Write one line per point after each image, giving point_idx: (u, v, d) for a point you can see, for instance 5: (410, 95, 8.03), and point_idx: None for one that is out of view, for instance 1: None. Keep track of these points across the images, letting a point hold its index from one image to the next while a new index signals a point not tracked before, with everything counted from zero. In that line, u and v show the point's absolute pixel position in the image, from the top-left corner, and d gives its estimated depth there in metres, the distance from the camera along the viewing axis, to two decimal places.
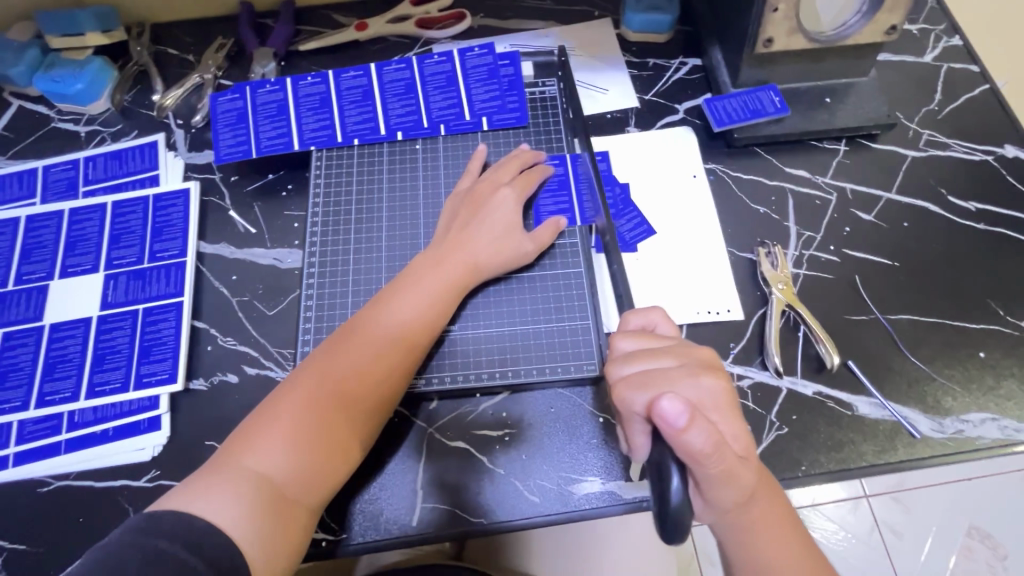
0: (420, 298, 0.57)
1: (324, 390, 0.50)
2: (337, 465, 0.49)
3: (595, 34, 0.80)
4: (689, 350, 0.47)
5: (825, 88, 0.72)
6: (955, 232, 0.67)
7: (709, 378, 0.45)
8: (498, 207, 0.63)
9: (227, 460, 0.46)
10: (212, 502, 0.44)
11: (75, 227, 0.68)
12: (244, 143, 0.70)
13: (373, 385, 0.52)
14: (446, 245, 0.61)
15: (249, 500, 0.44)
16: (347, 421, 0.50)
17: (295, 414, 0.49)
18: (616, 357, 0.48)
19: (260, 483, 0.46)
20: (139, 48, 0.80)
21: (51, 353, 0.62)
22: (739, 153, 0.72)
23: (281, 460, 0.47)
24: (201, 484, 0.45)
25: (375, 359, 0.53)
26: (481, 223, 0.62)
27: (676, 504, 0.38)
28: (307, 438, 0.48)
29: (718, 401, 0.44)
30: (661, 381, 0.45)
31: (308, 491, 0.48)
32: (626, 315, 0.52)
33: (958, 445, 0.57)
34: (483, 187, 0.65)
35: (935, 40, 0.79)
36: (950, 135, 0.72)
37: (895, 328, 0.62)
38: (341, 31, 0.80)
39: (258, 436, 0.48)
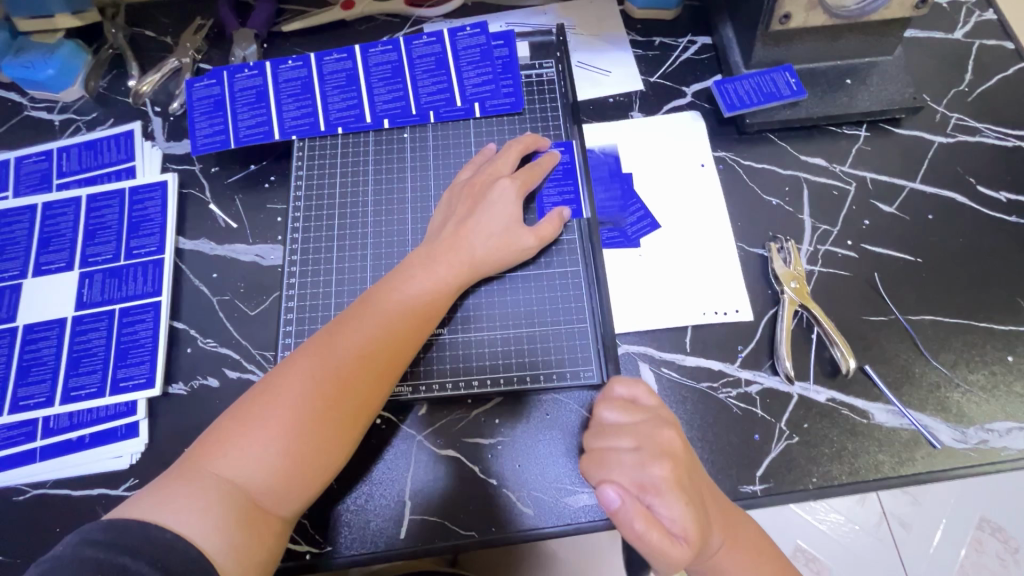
0: (409, 298, 0.53)
1: (303, 395, 0.47)
2: (316, 478, 0.46)
3: (597, 10, 0.74)
4: (652, 432, 0.46)
5: (846, 69, 0.67)
6: (984, 225, 0.62)
7: (659, 466, 0.43)
8: (496, 201, 0.58)
9: (197, 466, 0.44)
10: (180, 513, 0.41)
11: (50, 222, 0.65)
12: (222, 132, 0.66)
13: (356, 391, 0.48)
14: (440, 241, 0.57)
15: (220, 510, 0.42)
16: (327, 429, 0.47)
17: (273, 418, 0.46)
18: (591, 428, 0.49)
19: (233, 492, 0.43)
20: (114, 31, 0.75)
21: (26, 356, 0.59)
22: (751, 140, 0.67)
23: (255, 468, 0.44)
24: (167, 492, 0.42)
25: (358, 363, 0.49)
26: (477, 218, 0.57)
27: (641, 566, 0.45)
28: (283, 446, 0.45)
29: (664, 490, 0.42)
30: (612, 462, 0.44)
31: (284, 502, 0.45)
32: (611, 382, 0.50)
33: (982, 456, 0.53)
34: (478, 182, 0.60)
35: (967, 14, 0.73)
36: (981, 119, 0.67)
37: (916, 330, 0.58)
38: (326, 10, 0.75)
39: (231, 440, 0.45)
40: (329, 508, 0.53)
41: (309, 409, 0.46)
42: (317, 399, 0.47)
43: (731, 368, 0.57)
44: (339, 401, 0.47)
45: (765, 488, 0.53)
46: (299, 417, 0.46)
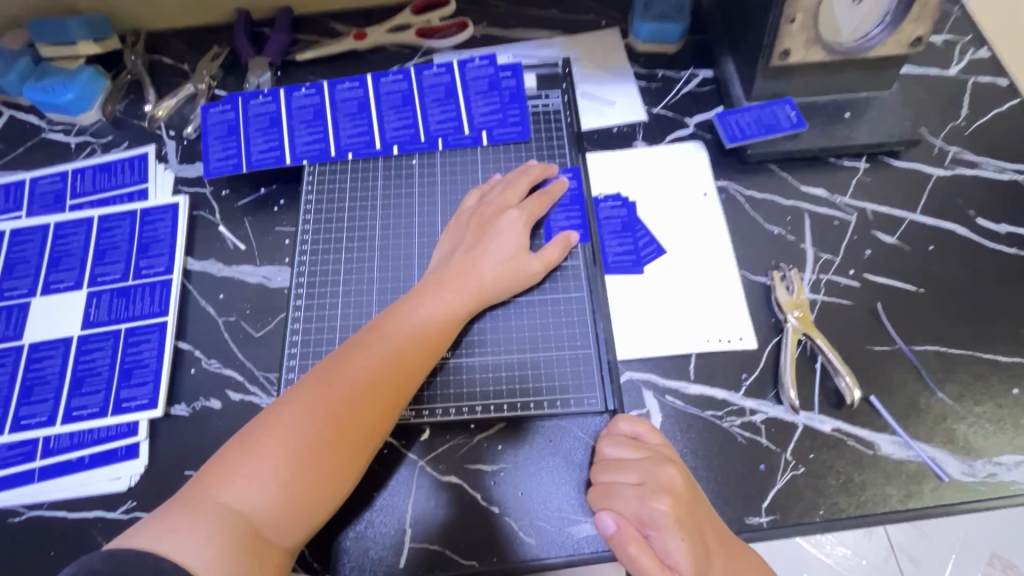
0: (418, 325, 0.54)
1: (310, 423, 0.46)
2: (318, 508, 0.46)
3: (602, 44, 0.77)
4: (655, 470, 0.49)
5: (844, 102, 0.68)
6: (985, 257, 0.62)
7: (660, 503, 0.47)
8: (504, 230, 0.59)
9: (199, 494, 0.43)
10: (181, 541, 0.40)
11: (61, 242, 0.66)
12: (235, 156, 0.68)
13: (362, 418, 0.48)
14: (450, 269, 0.57)
15: (220, 538, 0.41)
16: (331, 458, 0.46)
17: (279, 445, 0.45)
18: (597, 462, 0.52)
19: (235, 521, 0.42)
20: (133, 57, 0.78)
21: (30, 374, 0.59)
22: (753, 171, 0.68)
23: (259, 497, 0.44)
24: (169, 521, 0.41)
25: (366, 390, 0.49)
26: (485, 247, 0.58)
27: None
28: (287, 474, 0.45)
29: (662, 524, 0.46)
30: (617, 496, 0.49)
31: (286, 532, 0.44)
32: (616, 419, 0.53)
33: (990, 490, 0.52)
34: (488, 210, 0.61)
35: (961, 52, 0.75)
36: (978, 152, 0.68)
37: (921, 361, 0.58)
38: (339, 40, 0.78)
39: (236, 467, 0.44)
40: (329, 536, 0.52)
41: (314, 437, 0.46)
42: (324, 427, 0.47)
43: (735, 398, 0.56)
44: (346, 429, 0.47)
45: (771, 520, 0.52)
46: (306, 446, 0.46)
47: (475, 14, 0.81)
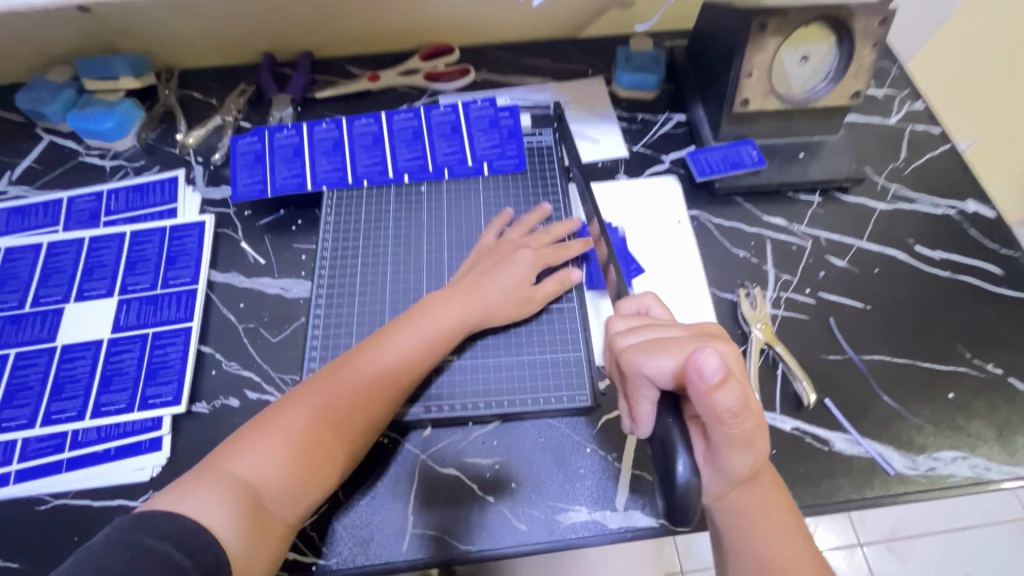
0: (426, 338, 0.59)
1: (322, 414, 0.53)
2: (319, 485, 0.51)
3: (589, 90, 0.87)
4: (696, 325, 0.50)
5: (799, 144, 0.78)
6: (922, 278, 0.71)
7: (720, 343, 0.48)
8: (516, 261, 0.66)
9: (215, 467, 0.49)
10: (196, 502, 0.46)
11: (95, 254, 0.72)
12: (260, 183, 0.75)
13: (363, 409, 0.55)
14: (457, 288, 0.64)
15: (229, 503, 0.47)
16: (334, 442, 0.53)
17: (288, 431, 0.51)
18: (623, 333, 0.51)
19: (244, 490, 0.48)
20: (166, 92, 0.86)
21: (61, 373, 0.64)
22: (720, 203, 0.77)
23: (266, 472, 0.49)
24: (185, 487, 0.47)
25: (374, 390, 0.55)
26: (496, 273, 0.65)
27: (682, 483, 0.43)
28: (294, 453, 0.51)
29: (733, 361, 0.46)
30: (672, 344, 0.47)
31: (286, 508, 0.50)
32: (618, 300, 0.56)
33: (931, 482, 0.59)
34: (505, 244, 0.68)
35: (899, 104, 0.86)
36: (915, 190, 0.78)
37: (869, 368, 0.65)
38: (354, 81, 0.87)
39: (249, 446, 0.50)
40: (338, 523, 0.57)
41: (322, 424, 0.52)
42: (328, 420, 0.53)
43: None
44: (345, 421, 0.54)
45: None
46: (314, 431, 0.52)
47: (477, 61, 0.91)
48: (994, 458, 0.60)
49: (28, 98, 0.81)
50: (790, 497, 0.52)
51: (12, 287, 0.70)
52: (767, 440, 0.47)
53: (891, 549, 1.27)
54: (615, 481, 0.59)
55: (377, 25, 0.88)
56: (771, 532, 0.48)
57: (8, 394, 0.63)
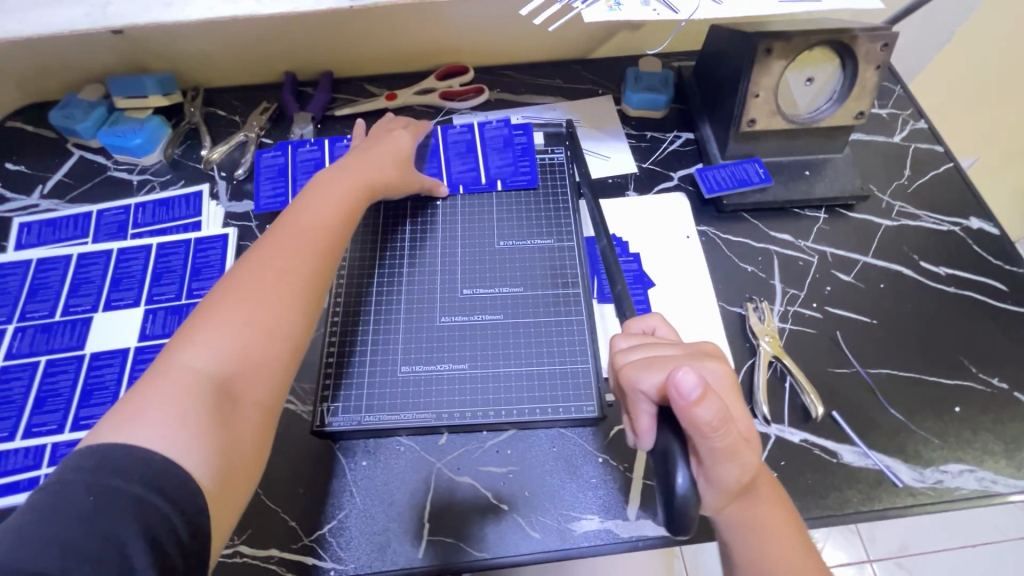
0: (330, 202, 0.63)
1: (241, 282, 0.54)
2: (271, 348, 0.51)
3: (599, 109, 0.90)
4: (693, 344, 0.51)
5: (805, 162, 0.80)
6: (927, 294, 0.73)
7: (715, 362, 0.49)
8: (389, 142, 0.74)
9: (161, 368, 0.47)
10: (156, 406, 0.44)
11: (122, 265, 0.75)
12: (283, 196, 0.79)
13: (290, 269, 0.55)
14: (349, 167, 0.68)
15: (186, 391, 0.46)
16: (270, 299, 0.53)
17: (226, 309, 0.51)
18: (619, 350, 0.53)
19: (198, 377, 0.47)
20: (192, 109, 0.89)
21: (90, 380, 0.66)
22: (728, 219, 0.79)
23: (214, 354, 0.49)
24: (130, 409, 0.44)
25: (291, 250, 0.57)
26: (379, 149, 0.72)
27: (682, 495, 0.43)
28: (231, 326, 0.50)
29: (723, 380, 0.48)
30: (665, 361, 0.49)
31: (254, 386, 0.50)
32: (625, 321, 0.58)
33: (939, 495, 0.60)
34: (375, 133, 0.76)
35: (903, 123, 0.88)
36: (919, 207, 0.80)
37: (875, 381, 0.66)
38: (372, 100, 0.90)
39: (183, 346, 0.49)
40: (355, 529, 0.59)
41: (250, 290, 0.53)
42: (258, 280, 0.54)
43: None
44: (285, 279, 0.55)
45: None
46: (243, 296, 0.52)
47: (490, 81, 0.94)
48: (1001, 471, 0.61)
49: (61, 115, 0.84)
50: (790, 506, 0.52)
51: (43, 297, 0.73)
52: (754, 455, 0.47)
53: (901, 565, 1.26)
54: (626, 491, 0.60)
55: (395, 47, 0.91)
56: (773, 547, 0.49)
57: (39, 400, 0.65)
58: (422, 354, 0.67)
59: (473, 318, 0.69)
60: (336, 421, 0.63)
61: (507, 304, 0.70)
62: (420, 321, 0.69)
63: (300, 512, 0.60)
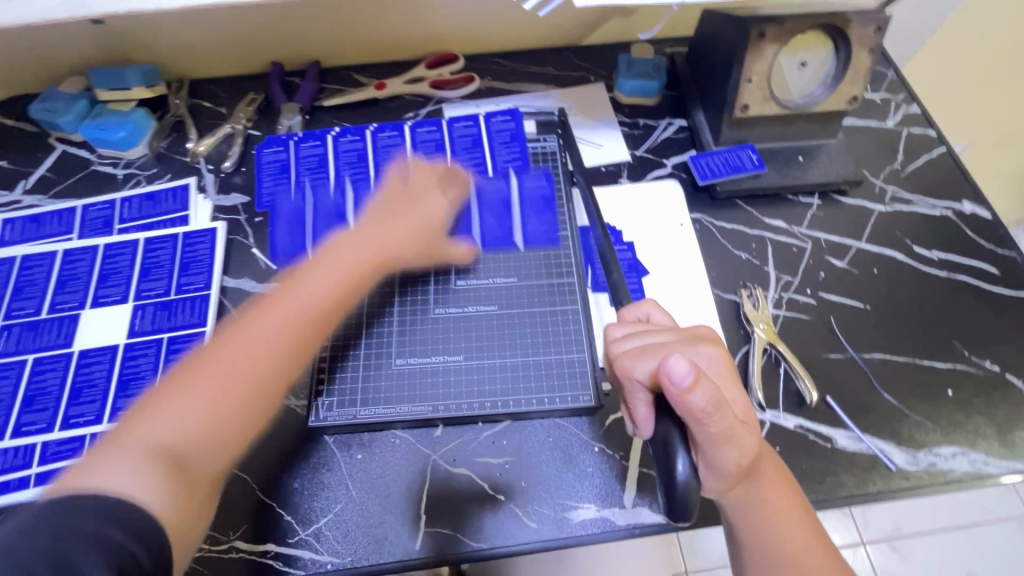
0: (337, 273, 0.58)
1: (228, 362, 0.50)
2: (238, 437, 0.49)
3: (591, 96, 0.89)
4: (687, 328, 0.51)
5: (798, 148, 0.80)
6: (920, 278, 0.73)
7: (709, 346, 0.49)
8: (420, 202, 0.67)
9: (125, 434, 0.46)
10: (108, 472, 0.42)
11: (109, 261, 0.74)
12: (283, 194, 0.77)
13: (274, 354, 0.52)
14: (366, 228, 0.63)
15: (142, 463, 0.44)
16: (244, 387, 0.50)
17: (204, 379, 0.49)
18: (615, 337, 0.52)
19: (159, 450, 0.45)
20: (177, 101, 0.88)
21: (78, 378, 0.65)
22: (722, 205, 0.79)
23: (179, 432, 0.46)
24: (90, 469, 0.43)
25: (285, 330, 0.53)
26: (401, 214, 0.65)
27: (683, 482, 0.44)
28: (204, 413, 0.48)
29: (718, 365, 0.47)
30: (660, 349, 0.48)
31: (207, 459, 0.47)
32: (621, 308, 0.57)
33: (932, 478, 0.60)
34: (409, 188, 0.68)
35: (896, 107, 0.88)
36: (912, 191, 0.80)
37: (870, 366, 0.67)
38: (361, 90, 0.89)
39: (157, 405, 0.47)
40: (350, 523, 0.59)
41: (230, 371, 0.50)
42: (240, 360, 0.51)
43: None
44: (266, 363, 0.51)
45: None
46: (224, 378, 0.49)
47: (481, 69, 0.93)
48: (993, 453, 0.62)
49: (42, 108, 0.82)
50: (796, 490, 0.52)
51: (29, 294, 0.71)
52: (753, 433, 0.46)
53: (894, 547, 1.28)
54: (623, 479, 0.60)
55: (383, 36, 0.90)
56: (778, 529, 0.49)
57: (27, 398, 0.64)
58: (416, 348, 0.66)
59: (467, 309, 0.69)
60: (330, 415, 0.62)
61: (500, 295, 0.70)
62: (413, 316, 0.68)
63: (295, 506, 0.59)
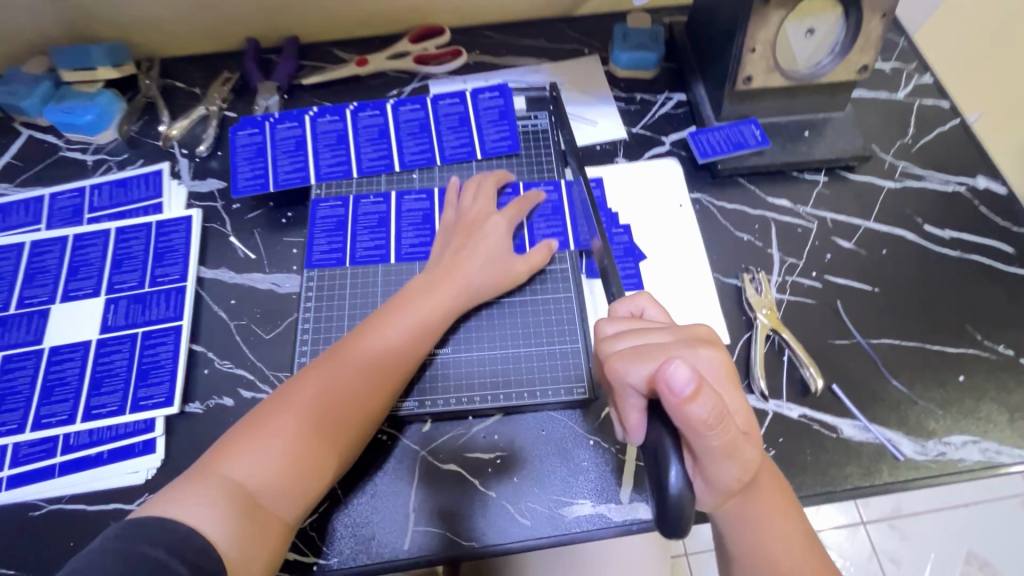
0: (411, 317, 0.59)
1: (313, 406, 0.52)
2: (312, 485, 0.50)
3: (584, 70, 0.84)
4: (684, 327, 0.47)
5: (804, 122, 0.75)
6: (931, 259, 0.69)
7: (708, 349, 0.45)
8: (489, 233, 0.65)
9: (212, 468, 0.48)
10: (192, 506, 0.45)
11: (79, 252, 0.70)
12: (262, 177, 0.73)
13: (351, 400, 0.53)
14: (439, 269, 0.63)
15: (227, 504, 0.46)
16: (322, 432, 0.51)
17: (289, 425, 0.51)
18: (608, 335, 0.49)
19: (240, 491, 0.47)
20: (148, 82, 0.83)
21: (49, 376, 0.63)
22: (724, 184, 0.75)
23: (260, 474, 0.48)
24: (174, 495, 0.46)
25: (365, 374, 0.55)
26: (474, 248, 0.64)
27: (675, 494, 0.40)
28: (290, 457, 0.50)
29: (717, 372, 0.44)
30: (657, 353, 0.45)
31: (286, 505, 0.49)
32: (613, 303, 0.54)
33: (941, 468, 0.58)
34: (469, 219, 0.67)
35: (907, 77, 0.83)
36: (924, 167, 0.76)
37: (877, 352, 0.64)
38: (342, 66, 0.84)
39: (242, 445, 0.49)
40: (335, 521, 0.56)
41: (312, 416, 0.52)
42: (316, 404, 0.52)
43: None
44: (347, 414, 0.53)
45: None
46: (306, 424, 0.51)
47: (469, 43, 0.88)
48: (1006, 441, 0.59)
49: (4, 90, 0.78)
50: (790, 490, 0.50)
51: None
52: (754, 445, 0.44)
53: (893, 527, 1.28)
54: (619, 474, 0.58)
55: (364, 8, 0.85)
56: (775, 539, 0.47)
57: None
58: None
59: None
60: None
61: None
62: None
63: None
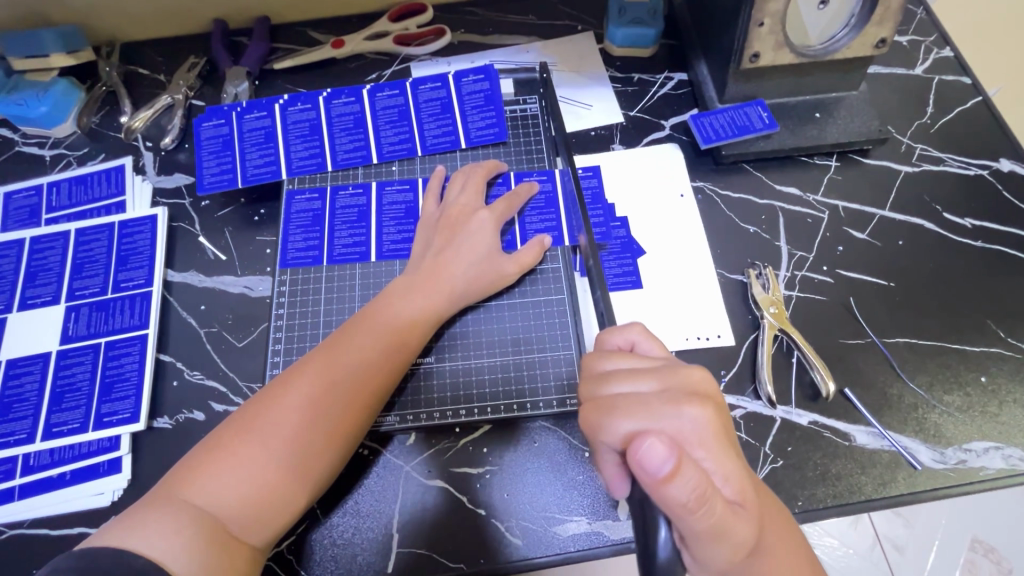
0: (391, 324, 0.55)
1: (284, 425, 0.48)
2: (284, 511, 0.47)
3: (578, 49, 0.78)
4: (674, 373, 0.42)
5: (814, 103, 0.70)
6: (951, 249, 0.64)
7: (695, 406, 0.40)
8: (475, 232, 0.60)
9: (175, 494, 0.44)
10: (149, 536, 0.41)
11: (37, 256, 0.65)
12: (230, 172, 0.68)
13: (327, 417, 0.49)
14: (422, 272, 0.58)
15: (191, 534, 0.42)
16: (296, 453, 0.47)
17: (259, 447, 0.46)
18: (592, 376, 0.44)
19: (205, 518, 0.43)
20: (108, 69, 0.77)
21: (7, 392, 0.59)
22: (728, 170, 0.69)
23: (228, 498, 0.44)
24: (133, 522, 0.42)
25: (342, 389, 0.50)
26: (458, 249, 0.59)
27: (663, 558, 0.37)
28: (261, 482, 0.46)
29: (706, 437, 0.39)
30: (640, 410, 0.40)
31: (256, 532, 0.45)
32: (602, 334, 0.48)
33: (961, 477, 0.54)
34: (454, 214, 0.62)
35: (926, 52, 0.77)
36: (944, 149, 0.70)
37: (893, 353, 0.59)
38: (317, 48, 0.78)
39: (208, 466, 0.45)
40: (314, 544, 0.52)
41: (284, 435, 0.47)
42: (289, 422, 0.48)
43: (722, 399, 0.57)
44: (324, 432, 0.49)
45: None
46: (279, 444, 0.47)
47: (453, 21, 0.82)
48: None
49: None
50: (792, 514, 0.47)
51: None
52: (750, 519, 0.39)
53: None
54: None
55: None
56: None
57: None
58: None
59: None
60: None
61: None
62: None
63: None
